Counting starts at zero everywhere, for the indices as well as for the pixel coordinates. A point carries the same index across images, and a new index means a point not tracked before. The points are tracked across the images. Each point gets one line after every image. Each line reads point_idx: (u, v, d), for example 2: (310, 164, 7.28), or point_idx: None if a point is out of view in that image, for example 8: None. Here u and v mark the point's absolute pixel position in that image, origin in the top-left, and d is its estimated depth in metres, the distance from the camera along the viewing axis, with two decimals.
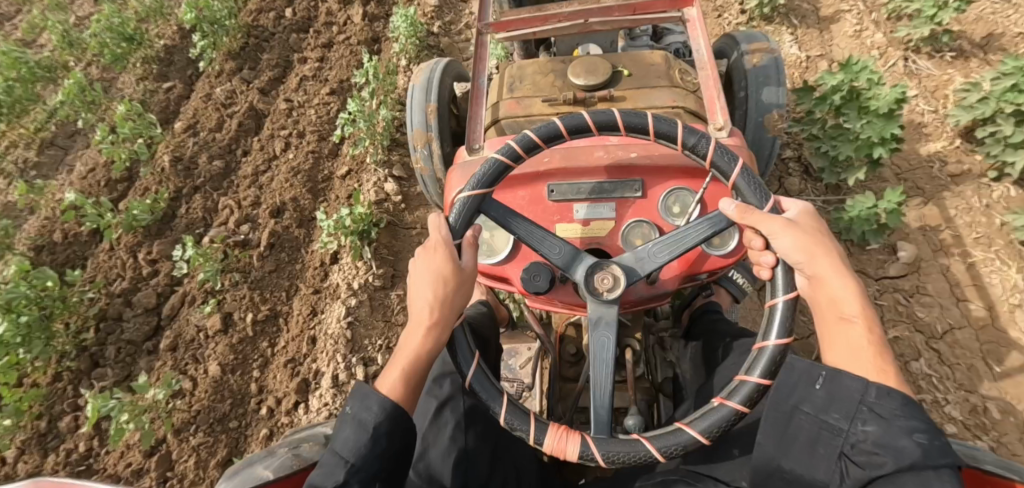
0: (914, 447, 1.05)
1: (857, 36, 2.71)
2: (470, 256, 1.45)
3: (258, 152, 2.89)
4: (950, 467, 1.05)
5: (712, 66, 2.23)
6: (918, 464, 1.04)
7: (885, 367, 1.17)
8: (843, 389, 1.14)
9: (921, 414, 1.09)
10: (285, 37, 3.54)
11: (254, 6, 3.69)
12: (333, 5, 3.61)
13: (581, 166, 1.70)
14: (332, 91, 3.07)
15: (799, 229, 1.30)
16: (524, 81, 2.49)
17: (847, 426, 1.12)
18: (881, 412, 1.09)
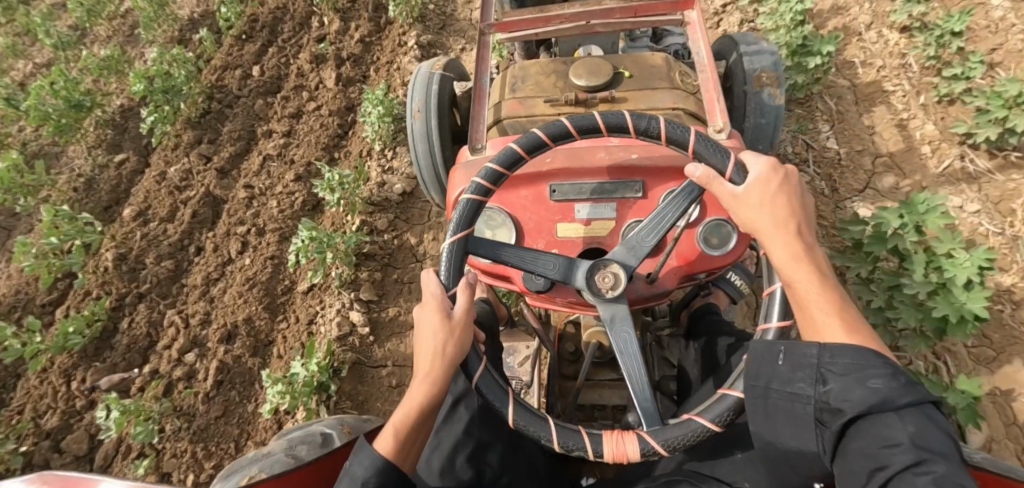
0: (871, 394, 0.97)
1: (903, 126, 2.31)
2: (462, 303, 1.29)
3: (211, 253, 2.53)
4: (925, 405, 0.97)
5: (712, 66, 1.96)
6: (876, 408, 0.96)
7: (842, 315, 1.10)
8: (801, 355, 1.07)
9: (880, 359, 1.01)
10: (250, 102, 3.15)
11: (219, 64, 3.39)
12: (305, 65, 3.23)
13: (581, 165, 1.55)
14: (298, 176, 2.69)
15: (750, 191, 1.23)
16: (526, 80, 2.25)
17: (812, 391, 1.03)
18: (839, 368, 1.02)
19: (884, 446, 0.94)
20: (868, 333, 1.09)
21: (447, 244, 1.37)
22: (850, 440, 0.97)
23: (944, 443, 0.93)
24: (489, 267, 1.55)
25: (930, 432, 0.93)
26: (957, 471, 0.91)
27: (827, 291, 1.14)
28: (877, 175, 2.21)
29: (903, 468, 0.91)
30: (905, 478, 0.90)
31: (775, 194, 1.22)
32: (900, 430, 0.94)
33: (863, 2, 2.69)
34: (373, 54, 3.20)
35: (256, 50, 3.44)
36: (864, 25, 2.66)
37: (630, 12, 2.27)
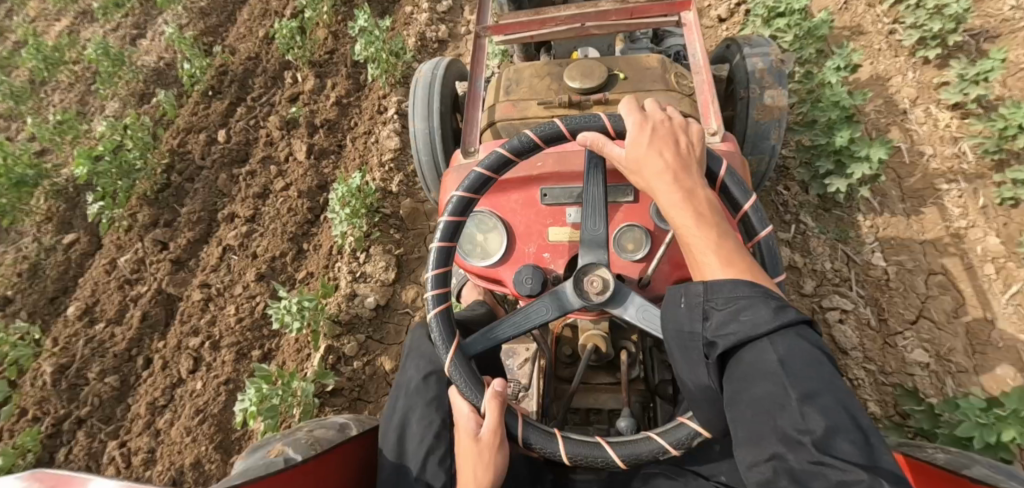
0: (743, 323, 0.99)
1: (961, 236, 1.98)
2: (493, 423, 1.18)
3: (159, 371, 2.23)
4: (797, 323, 0.99)
5: (708, 67, 1.91)
6: (750, 337, 0.98)
7: (724, 250, 1.10)
8: (690, 296, 1.08)
9: (753, 288, 1.03)
10: (213, 173, 2.82)
11: (183, 126, 3.07)
12: (274, 131, 2.89)
13: (569, 171, 1.56)
14: (260, 274, 2.37)
15: (630, 148, 1.24)
16: (519, 83, 2.14)
17: (702, 329, 1.04)
18: (720, 303, 1.04)
19: (764, 373, 0.95)
20: (754, 267, 1.08)
21: (450, 362, 1.26)
22: (732, 369, 0.99)
23: (815, 358, 0.95)
24: (482, 270, 1.55)
25: (801, 350, 0.95)
26: (828, 385, 0.93)
27: (712, 229, 1.13)
28: (931, 298, 1.89)
29: (778, 390, 0.93)
30: (781, 400, 0.92)
31: (653, 141, 1.22)
32: (773, 353, 0.95)
33: (906, 72, 2.40)
34: (350, 118, 2.86)
35: (224, 108, 3.11)
36: (908, 99, 2.34)
37: (626, 13, 2.14)
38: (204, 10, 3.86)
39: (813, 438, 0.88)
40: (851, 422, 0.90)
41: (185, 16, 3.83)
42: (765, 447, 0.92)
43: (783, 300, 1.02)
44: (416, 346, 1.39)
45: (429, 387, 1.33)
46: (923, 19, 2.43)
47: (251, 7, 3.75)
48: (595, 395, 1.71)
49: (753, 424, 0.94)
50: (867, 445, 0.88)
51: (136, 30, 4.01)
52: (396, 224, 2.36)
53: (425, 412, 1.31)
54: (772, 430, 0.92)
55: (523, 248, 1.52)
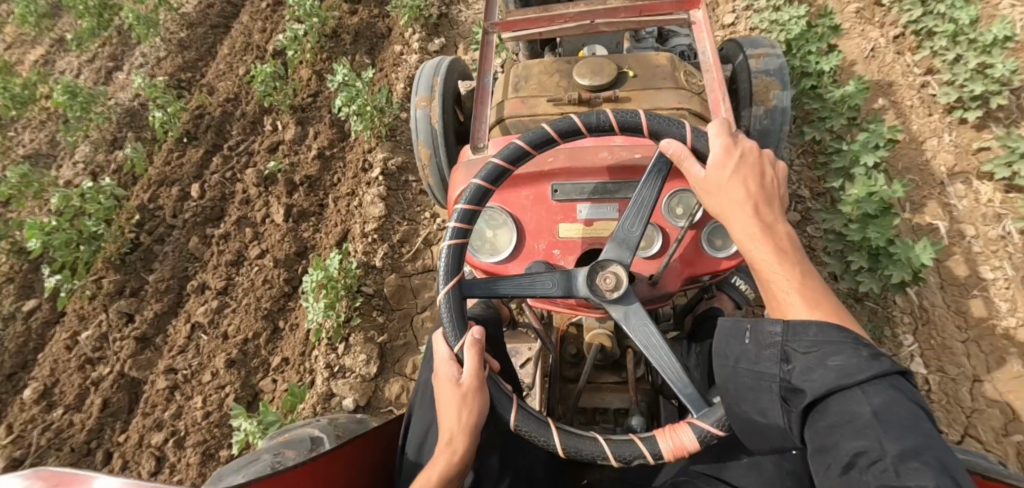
0: (832, 371, 0.87)
1: (1008, 337, 1.79)
2: (473, 363, 1.23)
3: (118, 472, 2.04)
4: (892, 375, 0.87)
5: (718, 63, 1.87)
6: (839, 386, 0.86)
7: (807, 290, 1.04)
8: (763, 331, 0.97)
9: (844, 333, 0.91)
10: (185, 235, 2.60)
11: (155, 178, 2.85)
12: (250, 188, 2.65)
13: (582, 168, 1.49)
14: (231, 360, 2.17)
15: (714, 164, 1.18)
16: (529, 80, 2.13)
17: (778, 369, 0.93)
18: (803, 345, 0.92)
19: (853, 426, 0.83)
20: (838, 310, 1.01)
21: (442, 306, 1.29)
22: (817, 419, 0.87)
23: (915, 416, 0.82)
24: (491, 267, 1.49)
25: (900, 405, 0.83)
26: (931, 447, 0.80)
27: (791, 266, 1.07)
28: (977, 412, 1.69)
29: (871, 446, 0.80)
30: (873, 457, 0.80)
31: (737, 170, 1.16)
32: (866, 405, 0.83)
33: (943, 135, 2.18)
34: (333, 173, 2.64)
35: (199, 158, 2.90)
36: (945, 167, 2.14)
37: (635, 12, 2.12)
38: (183, 43, 3.65)
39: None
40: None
41: (164, 50, 3.63)
42: None
43: (877, 348, 0.90)
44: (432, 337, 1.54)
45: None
46: (960, 77, 2.21)
47: (233, 40, 3.55)
48: (602, 395, 1.81)
49: (838, 478, 0.82)
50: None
51: (113, 62, 3.78)
52: (381, 304, 2.16)
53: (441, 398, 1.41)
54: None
55: (533, 245, 1.47)
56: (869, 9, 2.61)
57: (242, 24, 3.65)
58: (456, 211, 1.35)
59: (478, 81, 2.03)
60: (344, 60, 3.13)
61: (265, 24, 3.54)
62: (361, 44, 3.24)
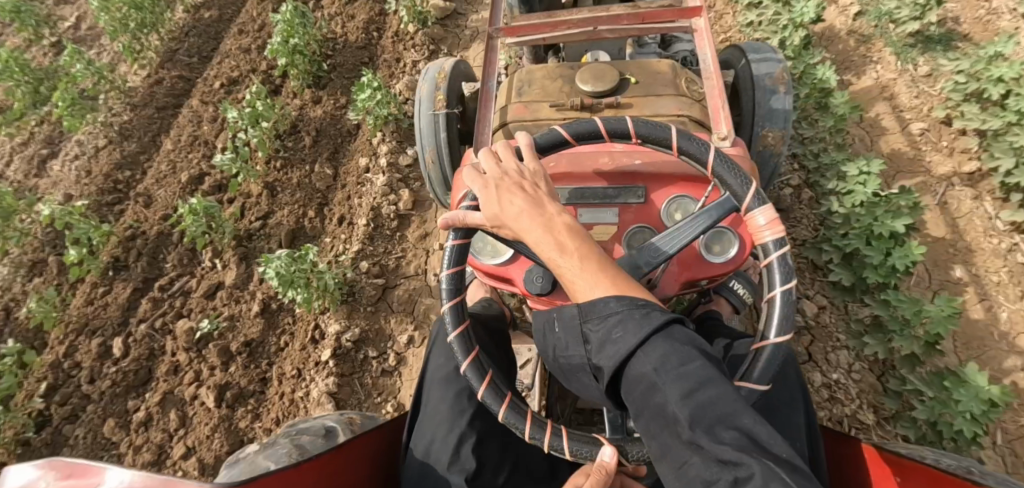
0: (618, 340, 1.01)
1: None
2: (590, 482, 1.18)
3: None
4: (664, 326, 1.01)
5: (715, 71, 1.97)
6: (626, 352, 0.99)
7: (598, 276, 1.10)
8: (571, 320, 1.12)
9: (621, 302, 1.05)
10: (100, 413, 2.16)
11: (74, 325, 2.40)
12: (180, 352, 2.20)
13: (584, 174, 1.61)
14: None
15: (486, 190, 1.23)
16: (532, 84, 2.21)
17: (591, 352, 1.07)
18: (599, 323, 1.06)
19: (645, 387, 0.96)
20: (621, 278, 1.11)
21: (453, 334, 1.31)
22: (627, 385, 1.00)
23: (689, 357, 0.96)
24: (494, 268, 1.61)
25: (674, 352, 0.97)
26: (705, 379, 0.94)
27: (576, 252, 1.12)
28: None
29: (662, 397, 0.93)
30: (666, 407, 0.93)
31: (502, 189, 1.22)
32: (648, 364, 0.96)
33: None
34: (279, 334, 2.19)
35: (126, 298, 2.44)
36: None
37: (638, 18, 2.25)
38: (124, 130, 3.17)
39: (705, 431, 0.88)
40: (734, 407, 0.91)
41: (102, 137, 3.16)
42: (675, 452, 0.92)
43: (648, 306, 1.05)
44: (440, 341, 1.58)
45: (458, 380, 1.48)
46: None
47: (179, 130, 3.08)
48: None
49: (656, 433, 0.96)
50: (753, 428, 0.89)
51: (47, 148, 3.31)
52: None
53: (453, 401, 1.45)
54: (672, 432, 0.92)
55: None
56: (935, 129, 2.27)
57: (191, 108, 3.17)
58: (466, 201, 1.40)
59: (484, 85, 2.11)
60: (303, 167, 2.65)
61: (215, 111, 3.07)
62: (322, 145, 2.73)
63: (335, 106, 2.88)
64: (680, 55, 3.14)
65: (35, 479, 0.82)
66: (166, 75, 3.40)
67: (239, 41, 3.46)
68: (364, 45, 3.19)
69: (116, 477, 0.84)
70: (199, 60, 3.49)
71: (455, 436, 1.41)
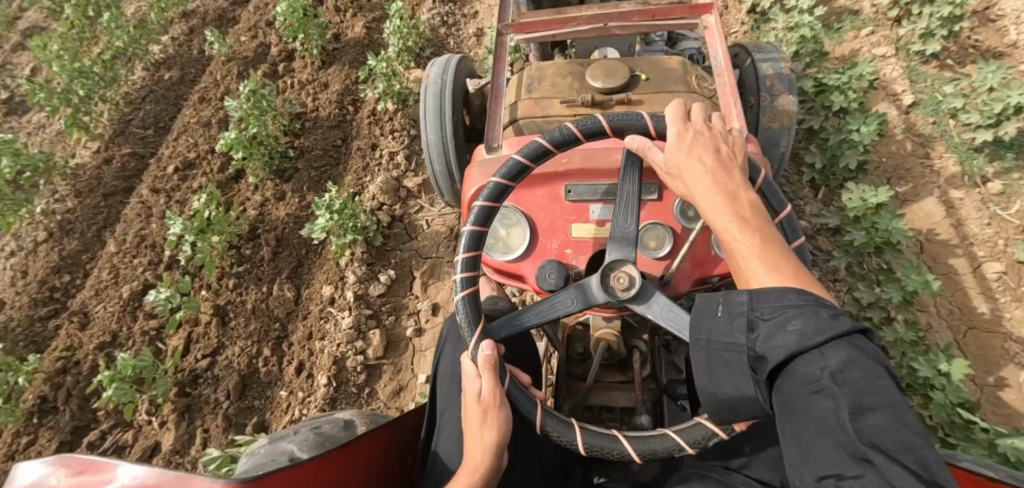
0: (790, 335, 0.87)
1: None
2: (491, 382, 1.18)
3: None
4: (852, 333, 0.86)
5: (728, 67, 1.88)
6: (798, 349, 0.86)
7: (781, 262, 1.01)
8: (732, 304, 0.96)
9: (803, 296, 0.92)
10: None
11: None
12: None
13: (598, 169, 1.47)
14: None
15: (679, 137, 1.19)
16: (542, 80, 2.13)
17: (744, 339, 0.92)
18: (766, 312, 0.92)
19: (811, 389, 0.83)
20: (801, 270, 1.00)
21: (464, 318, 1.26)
22: (784, 384, 0.87)
23: (873, 370, 0.82)
24: (504, 265, 1.50)
25: (860, 362, 0.82)
26: (889, 402, 0.80)
27: (754, 230, 1.06)
28: None
29: (829, 406, 0.80)
30: (836, 415, 0.79)
31: (693, 142, 1.17)
32: (824, 366, 0.83)
33: None
34: None
35: (51, 455, 2.09)
36: None
37: (647, 16, 2.14)
38: (66, 222, 2.79)
39: (881, 452, 0.75)
40: (919, 443, 0.77)
41: (42, 230, 2.77)
42: (831, 467, 0.78)
43: (836, 309, 0.90)
44: (451, 338, 1.59)
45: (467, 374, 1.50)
46: None
47: (125, 226, 2.69)
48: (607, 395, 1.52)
49: (809, 439, 0.82)
50: (937, 473, 0.75)
51: None
52: None
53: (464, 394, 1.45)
54: (836, 444, 0.79)
55: (546, 244, 1.47)
56: (1014, 272, 1.88)
57: (139, 198, 2.77)
58: (473, 213, 1.31)
59: (491, 81, 1.99)
60: (257, 289, 2.27)
61: (166, 204, 2.70)
62: (282, 259, 2.34)
63: (298, 207, 2.48)
64: (687, 53, 3.00)
65: (45, 476, 0.91)
66: (117, 153, 3.01)
67: (197, 114, 3.05)
68: (337, 124, 2.78)
69: (128, 471, 0.93)
70: (154, 131, 3.09)
71: None
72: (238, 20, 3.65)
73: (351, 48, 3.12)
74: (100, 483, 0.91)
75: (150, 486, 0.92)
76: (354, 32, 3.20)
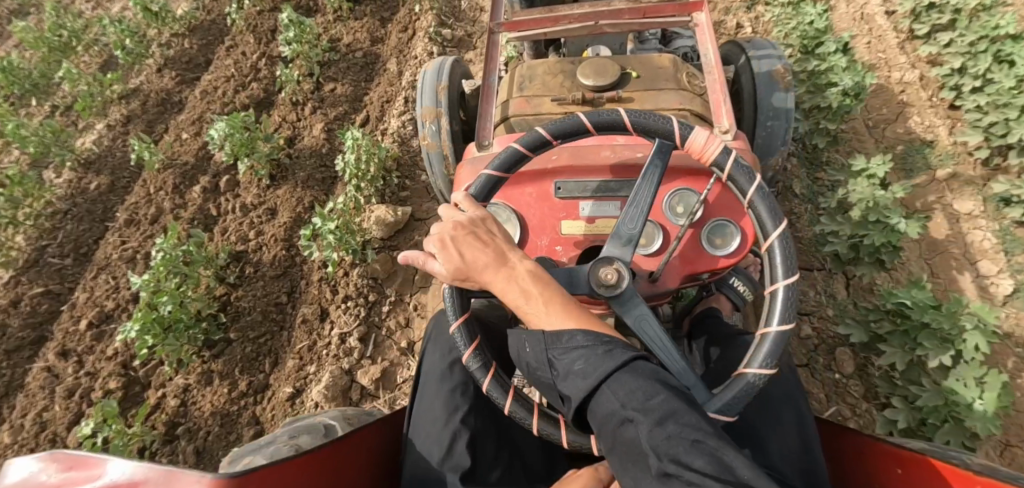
0: (578, 373, 0.91)
1: None
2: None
3: None
4: (629, 361, 0.89)
5: (721, 65, 1.67)
6: (589, 386, 0.88)
7: (573, 316, 1.00)
8: (534, 346, 1.00)
9: (587, 336, 0.95)
10: None
11: None
12: None
13: (588, 167, 1.36)
14: None
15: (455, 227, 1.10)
16: (534, 78, 1.78)
17: (556, 383, 0.96)
18: (562, 352, 0.95)
19: (610, 423, 0.85)
20: (585, 313, 1.02)
21: (454, 325, 1.18)
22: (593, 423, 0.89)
23: (653, 387, 0.84)
24: None
25: (640, 386, 0.84)
26: (671, 410, 0.81)
27: (545, 292, 1.03)
28: None
29: (632, 436, 0.81)
30: (636, 435, 0.81)
31: (459, 235, 1.09)
32: (614, 400, 0.85)
33: None
34: None
35: None
36: None
37: (639, 13, 1.84)
38: None
39: (677, 466, 0.75)
40: (709, 438, 0.77)
41: None
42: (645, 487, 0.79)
43: (616, 342, 0.94)
44: (437, 335, 1.41)
45: (453, 376, 1.30)
46: None
47: (26, 402, 2.20)
48: None
49: (626, 470, 0.82)
50: (726, 459, 0.75)
51: None
52: None
53: (447, 396, 1.28)
54: (645, 467, 0.79)
55: (536, 240, 1.33)
56: None
57: (43, 364, 2.28)
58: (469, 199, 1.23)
59: (482, 78, 1.74)
60: None
61: (74, 378, 2.20)
62: None
63: (225, 399, 1.99)
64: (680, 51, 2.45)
65: (36, 471, 0.96)
66: (26, 293, 2.50)
67: (123, 243, 2.55)
68: (281, 273, 2.27)
69: (118, 468, 0.96)
70: (73, 261, 2.59)
71: (454, 421, 1.25)
72: (184, 105, 3.14)
73: (306, 160, 2.60)
74: (92, 477, 0.96)
75: (139, 479, 0.96)
76: (311, 136, 2.69)
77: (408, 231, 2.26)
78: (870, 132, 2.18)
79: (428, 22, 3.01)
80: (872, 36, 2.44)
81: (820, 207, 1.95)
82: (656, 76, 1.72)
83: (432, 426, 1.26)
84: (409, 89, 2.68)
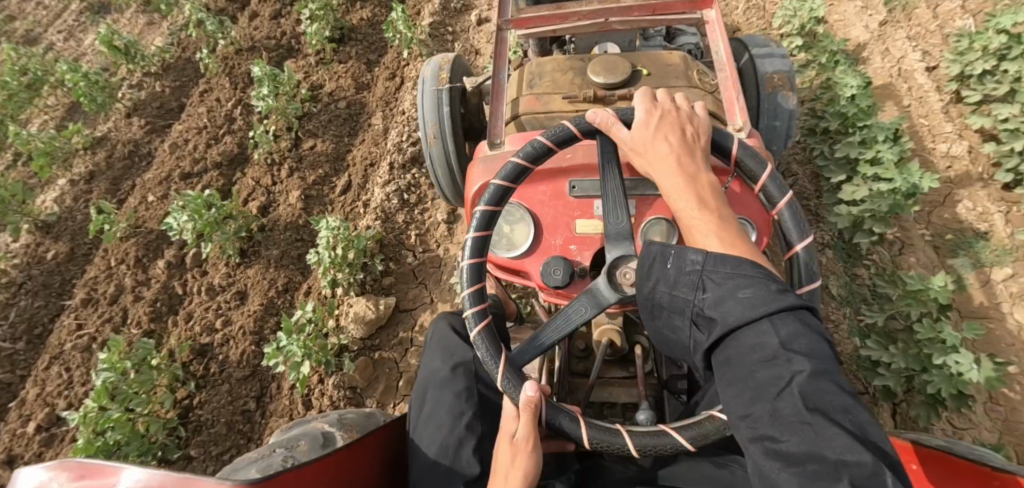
0: (739, 302, 0.81)
1: None
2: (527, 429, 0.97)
3: None
4: (798, 308, 0.81)
5: (734, 63, 1.43)
6: (748, 318, 0.80)
7: (739, 243, 0.92)
8: (682, 260, 0.89)
9: (756, 268, 0.86)
10: None
11: None
12: None
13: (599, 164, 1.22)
14: None
15: (655, 113, 1.07)
16: (543, 75, 1.52)
17: (693, 296, 0.86)
18: (719, 275, 0.85)
19: (759, 358, 0.78)
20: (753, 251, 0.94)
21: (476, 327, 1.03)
22: (723, 352, 0.83)
23: (820, 345, 0.78)
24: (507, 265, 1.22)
25: (806, 334, 0.79)
26: (826, 368, 0.77)
27: (715, 212, 0.96)
28: None
29: (778, 375, 0.76)
30: (784, 379, 0.76)
31: (664, 121, 1.05)
32: (774, 338, 0.78)
33: None
34: None
35: None
36: None
37: (648, 9, 1.61)
38: None
39: (824, 418, 0.72)
40: (858, 408, 0.75)
41: None
42: (766, 428, 0.76)
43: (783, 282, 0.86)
44: (436, 339, 1.25)
45: (456, 379, 1.15)
46: None
47: None
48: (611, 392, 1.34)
49: (749, 405, 0.78)
50: (869, 428, 0.73)
51: None
52: None
53: (450, 402, 1.12)
54: (776, 409, 0.75)
55: (550, 240, 1.19)
56: None
57: None
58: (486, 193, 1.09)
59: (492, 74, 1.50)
60: None
61: None
62: None
63: None
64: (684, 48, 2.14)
65: (46, 480, 0.79)
66: None
67: (78, 327, 2.31)
68: (249, 373, 2.02)
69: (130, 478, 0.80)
70: (25, 346, 2.35)
71: (461, 424, 1.09)
72: (153, 159, 2.88)
73: (279, 236, 2.35)
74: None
75: None
76: (287, 204, 2.43)
77: (391, 325, 2.03)
78: (915, 216, 1.92)
79: (418, 70, 2.76)
80: (913, 98, 2.17)
81: (863, 318, 1.72)
82: (666, 73, 1.49)
83: (432, 433, 1.10)
84: (395, 152, 2.42)
